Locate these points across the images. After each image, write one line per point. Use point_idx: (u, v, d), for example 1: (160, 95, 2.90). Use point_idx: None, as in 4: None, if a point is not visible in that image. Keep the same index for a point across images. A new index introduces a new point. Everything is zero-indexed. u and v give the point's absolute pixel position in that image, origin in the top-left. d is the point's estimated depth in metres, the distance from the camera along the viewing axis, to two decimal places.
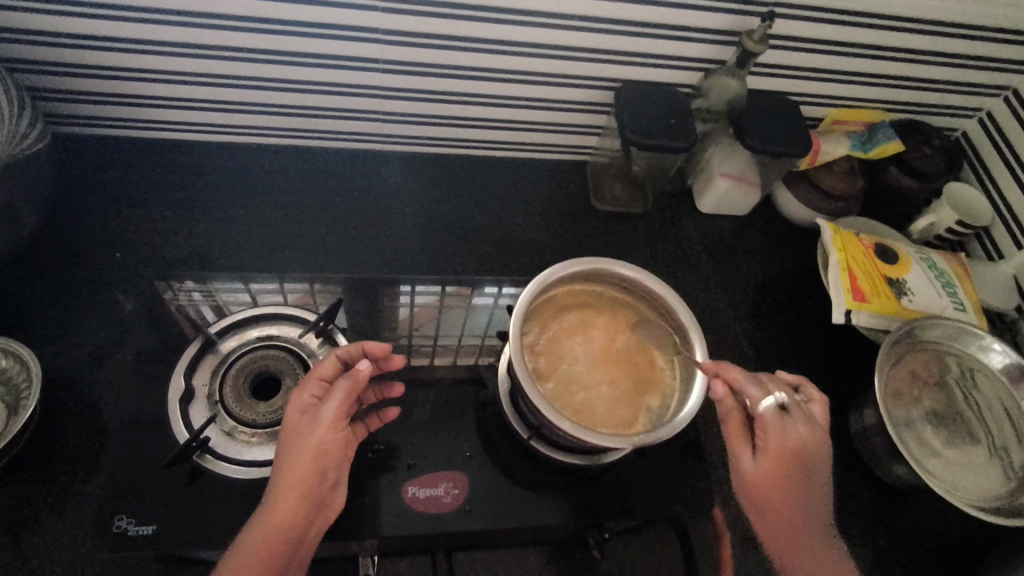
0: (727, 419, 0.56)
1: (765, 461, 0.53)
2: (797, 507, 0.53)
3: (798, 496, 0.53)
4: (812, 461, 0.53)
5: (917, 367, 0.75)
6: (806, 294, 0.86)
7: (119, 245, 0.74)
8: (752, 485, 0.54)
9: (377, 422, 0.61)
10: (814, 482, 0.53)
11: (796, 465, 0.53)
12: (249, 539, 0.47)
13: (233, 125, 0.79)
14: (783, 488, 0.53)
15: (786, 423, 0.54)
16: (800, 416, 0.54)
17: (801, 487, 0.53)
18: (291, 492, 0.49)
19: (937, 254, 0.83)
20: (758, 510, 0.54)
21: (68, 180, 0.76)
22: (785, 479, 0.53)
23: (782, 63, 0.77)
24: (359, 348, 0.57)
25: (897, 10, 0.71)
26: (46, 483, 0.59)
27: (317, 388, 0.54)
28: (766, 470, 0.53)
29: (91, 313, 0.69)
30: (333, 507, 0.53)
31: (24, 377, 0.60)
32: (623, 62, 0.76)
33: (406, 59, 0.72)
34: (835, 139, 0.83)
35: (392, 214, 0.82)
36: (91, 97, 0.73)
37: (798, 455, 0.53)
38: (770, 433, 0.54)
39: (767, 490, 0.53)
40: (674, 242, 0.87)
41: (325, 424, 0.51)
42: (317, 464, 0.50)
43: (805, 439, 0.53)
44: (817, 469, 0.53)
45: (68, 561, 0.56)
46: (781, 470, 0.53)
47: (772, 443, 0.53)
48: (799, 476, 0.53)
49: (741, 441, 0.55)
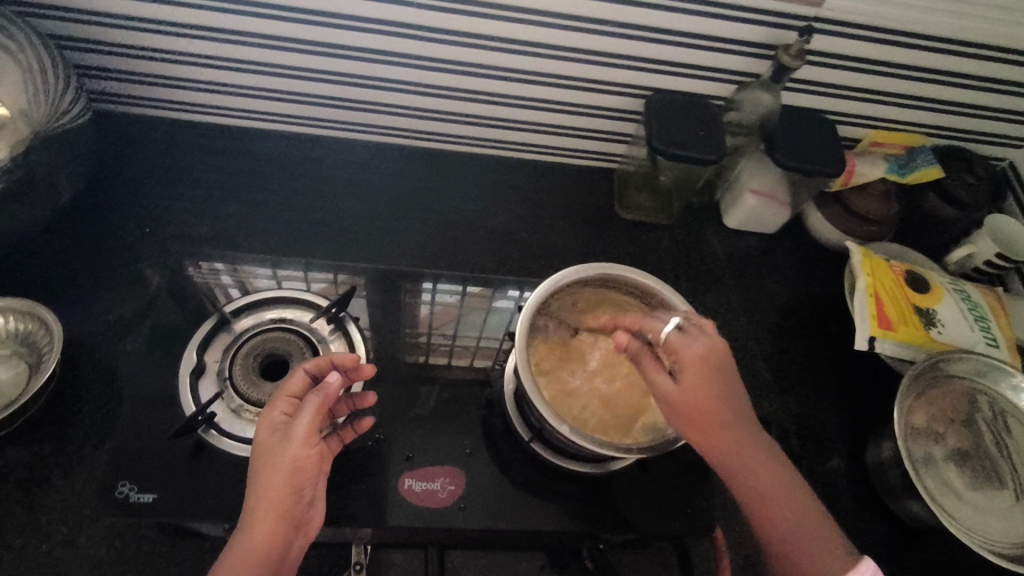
0: (640, 361, 0.54)
1: (685, 379, 0.51)
2: (731, 414, 0.51)
3: (725, 405, 0.51)
4: (724, 365, 0.52)
5: (941, 402, 0.72)
6: (830, 318, 0.84)
7: (150, 221, 0.76)
8: (677, 407, 0.51)
9: (351, 435, 0.59)
10: (734, 386, 0.52)
11: (714, 371, 0.52)
12: (228, 567, 0.47)
13: (268, 112, 0.81)
14: (711, 399, 0.51)
15: (691, 338, 0.53)
16: (701, 331, 0.54)
17: (724, 393, 0.51)
18: (268, 511, 0.49)
19: (972, 286, 0.80)
20: (688, 426, 0.51)
21: (108, 156, 0.79)
22: (708, 390, 0.51)
23: (819, 80, 0.75)
24: (327, 361, 0.57)
25: (943, 31, 0.69)
26: (59, 445, 0.61)
27: (288, 405, 0.54)
28: (690, 389, 0.51)
29: (117, 285, 0.71)
30: (311, 526, 0.53)
31: (46, 341, 0.62)
32: (656, 70, 0.75)
33: (441, 56, 0.73)
34: (871, 160, 0.81)
35: (416, 209, 0.83)
36: (135, 77, 0.75)
37: (712, 361, 0.52)
38: (681, 352, 0.52)
39: (696, 408, 0.51)
40: (696, 255, 0.86)
41: (298, 440, 0.51)
42: (293, 483, 0.50)
43: (712, 348, 0.52)
44: (731, 373, 0.52)
45: (72, 522, 0.58)
46: (700, 377, 0.51)
47: (686, 359, 0.52)
48: (718, 381, 0.52)
49: (659, 372, 0.53)
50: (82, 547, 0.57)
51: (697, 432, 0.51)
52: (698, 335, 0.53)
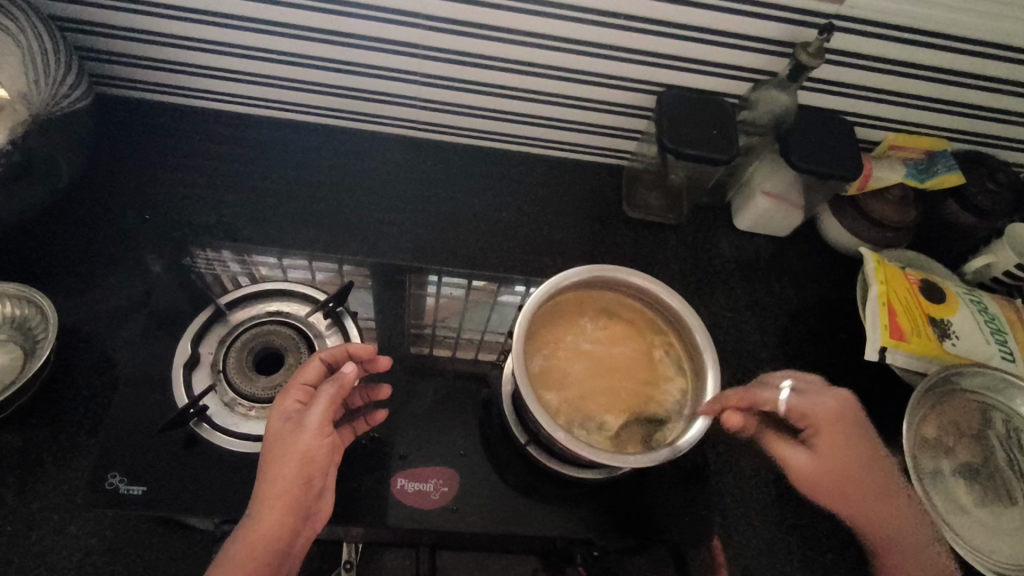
0: (764, 431, 0.61)
1: (820, 444, 0.59)
2: (849, 472, 0.58)
3: (857, 464, 0.59)
4: (855, 424, 0.59)
5: (951, 416, 0.70)
6: (840, 325, 0.82)
7: (151, 207, 0.75)
8: (809, 471, 0.59)
9: (363, 426, 0.60)
10: (864, 448, 0.59)
11: (844, 431, 0.59)
12: (232, 555, 0.47)
13: (273, 100, 0.80)
14: (843, 458, 0.58)
15: (818, 398, 0.60)
16: (823, 390, 0.61)
17: (854, 453, 0.59)
18: (275, 502, 0.49)
19: (989, 297, 0.78)
20: (833, 490, 0.59)
21: (110, 140, 0.78)
22: (843, 451, 0.58)
23: (838, 79, 0.73)
24: (343, 350, 0.57)
25: (969, 31, 0.66)
26: (52, 432, 0.61)
27: (302, 394, 0.53)
28: (825, 455, 0.58)
29: (116, 271, 0.71)
30: (317, 518, 0.53)
31: (41, 327, 0.61)
32: (668, 66, 0.73)
33: (448, 46, 0.71)
34: (890, 165, 0.78)
35: (421, 202, 0.81)
36: (138, 61, 0.74)
37: (841, 422, 0.59)
38: (812, 415, 0.59)
39: (834, 470, 0.58)
40: (705, 257, 0.84)
41: (310, 431, 0.51)
42: (302, 473, 0.50)
43: (847, 409, 0.60)
44: (863, 433, 0.60)
45: (62, 510, 0.58)
46: (836, 438, 0.58)
47: (815, 421, 0.59)
48: (847, 441, 0.59)
49: (791, 441, 0.60)
50: (72, 536, 0.57)
51: (837, 486, 0.59)
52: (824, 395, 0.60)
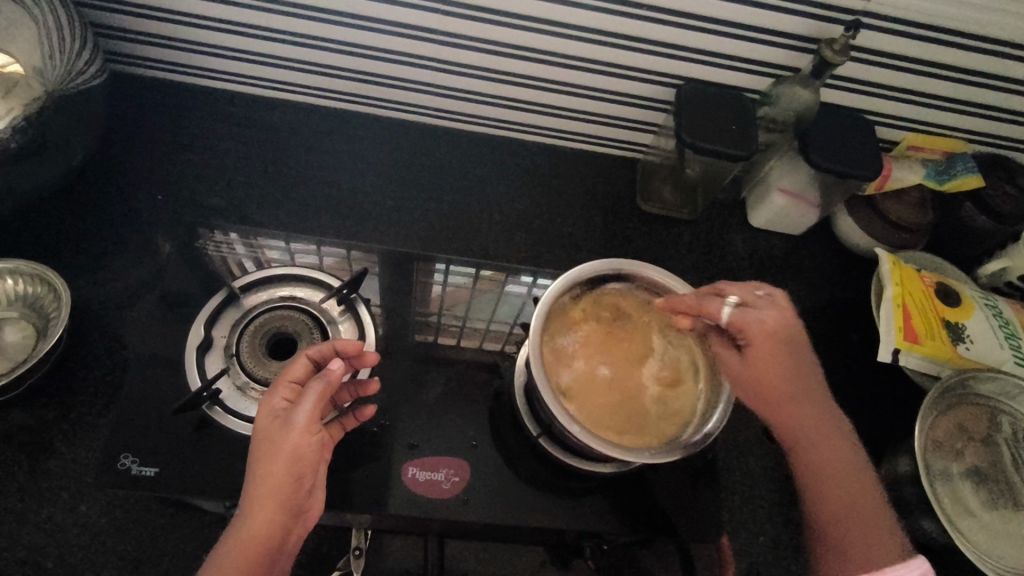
0: (709, 337, 0.58)
1: (752, 353, 0.54)
2: (783, 382, 0.54)
3: (790, 377, 0.54)
4: (791, 339, 0.54)
5: (961, 418, 0.70)
6: (852, 326, 0.81)
7: (163, 188, 0.75)
8: (737, 377, 0.56)
9: (353, 422, 0.58)
10: (801, 360, 0.55)
11: (780, 343, 0.54)
12: (223, 560, 0.46)
13: (286, 82, 0.79)
14: (774, 370, 0.54)
15: (759, 310, 0.55)
16: (768, 304, 0.56)
17: (789, 367, 0.54)
18: (266, 501, 0.48)
19: (1005, 302, 0.77)
20: (758, 399, 0.55)
21: (122, 119, 0.77)
22: (774, 363, 0.54)
23: (861, 78, 0.72)
24: (330, 346, 0.56)
25: (997, 32, 0.65)
26: (61, 411, 0.60)
27: (289, 391, 0.52)
28: (756, 364, 0.54)
29: (127, 252, 0.70)
30: (311, 515, 0.52)
31: (54, 306, 0.61)
32: (689, 59, 0.72)
33: (466, 33, 0.70)
34: (909, 166, 0.78)
35: (434, 191, 0.81)
36: (152, 40, 0.73)
37: (776, 336, 0.54)
38: (746, 327, 0.54)
39: (764, 380, 0.54)
40: (718, 253, 0.83)
41: (298, 428, 0.50)
42: (292, 472, 0.49)
43: (783, 321, 0.55)
44: (797, 346, 0.55)
45: (73, 490, 0.58)
46: (768, 353, 0.54)
47: (752, 333, 0.54)
48: (784, 360, 0.54)
49: (727, 349, 0.56)
50: (82, 515, 0.57)
51: (767, 396, 0.55)
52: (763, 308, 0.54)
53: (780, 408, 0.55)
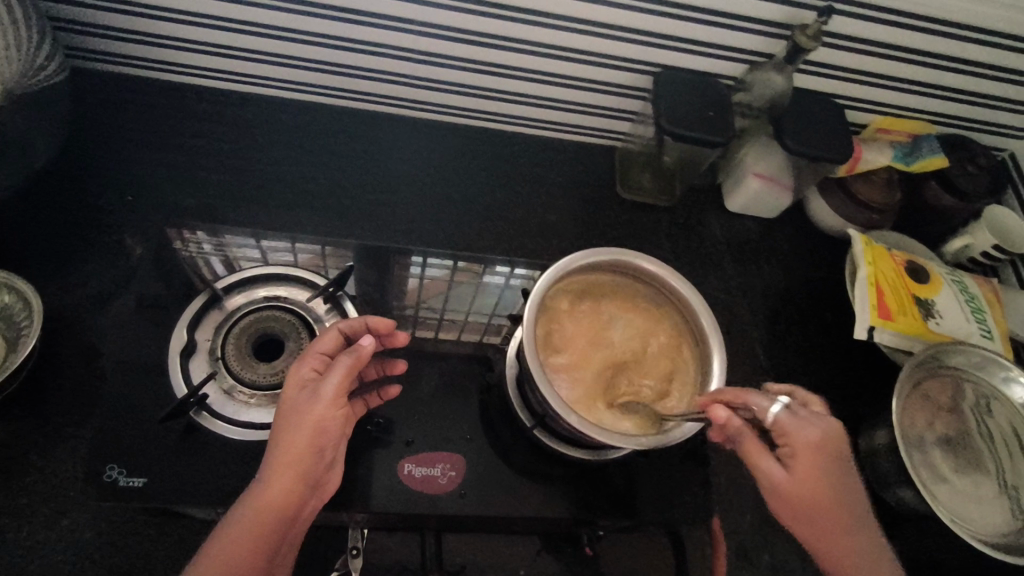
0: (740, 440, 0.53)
1: (798, 466, 0.51)
2: (830, 504, 0.51)
3: (840, 496, 0.51)
4: (841, 457, 0.51)
5: (932, 391, 0.72)
6: (827, 306, 0.84)
7: (131, 188, 0.72)
8: (783, 493, 0.51)
9: (377, 400, 0.60)
10: (849, 480, 0.51)
11: (830, 462, 0.51)
12: (234, 525, 0.46)
13: (255, 75, 0.77)
14: (823, 488, 0.50)
15: (806, 421, 0.52)
16: (813, 412, 0.53)
17: (840, 485, 0.51)
18: (286, 470, 0.47)
19: (969, 277, 0.80)
20: (803, 516, 0.51)
21: (83, 117, 0.74)
22: (824, 484, 0.50)
23: (832, 63, 0.73)
24: (362, 323, 0.55)
25: (961, 17, 0.67)
26: (37, 424, 0.58)
27: (319, 362, 0.52)
28: (804, 478, 0.50)
29: (97, 256, 0.68)
30: (326, 489, 0.51)
31: (24, 315, 0.59)
32: (665, 46, 0.72)
33: (441, 22, 0.69)
34: (878, 148, 0.80)
35: (411, 183, 0.80)
36: (112, 33, 0.70)
37: (825, 452, 0.51)
38: (794, 436, 0.51)
39: (811, 494, 0.50)
40: (697, 238, 0.85)
41: (325, 400, 0.49)
42: (313, 443, 0.48)
43: (834, 436, 0.52)
44: (846, 463, 0.51)
45: (55, 504, 0.56)
46: (815, 467, 0.50)
47: (800, 445, 0.51)
48: (831, 477, 0.51)
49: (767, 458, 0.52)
50: (67, 530, 0.55)
51: (812, 514, 0.51)
52: (813, 416, 0.52)
53: (817, 525, 0.51)
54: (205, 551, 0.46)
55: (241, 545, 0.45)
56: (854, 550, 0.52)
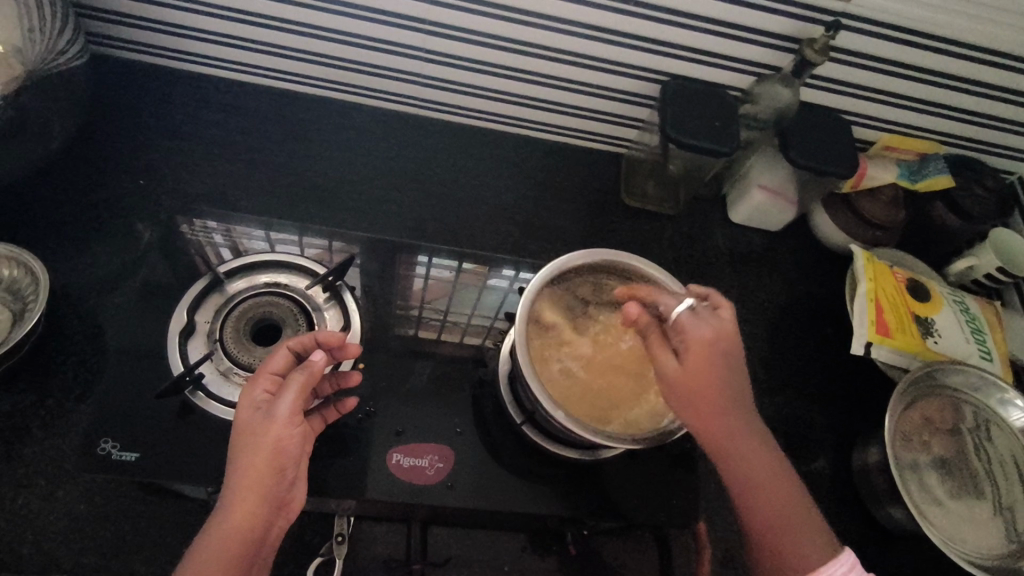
0: (646, 334, 0.53)
1: (689, 359, 0.50)
2: (720, 396, 0.49)
3: (728, 390, 0.49)
4: (733, 351, 0.50)
5: (928, 410, 0.72)
6: (827, 321, 0.84)
7: (144, 173, 0.74)
8: (672, 386, 0.50)
9: (335, 414, 0.58)
10: (738, 373, 0.50)
11: (721, 354, 0.50)
12: (201, 552, 0.46)
13: (271, 69, 0.78)
14: (711, 381, 0.49)
15: (703, 318, 0.51)
16: (714, 315, 0.52)
17: (728, 378, 0.50)
18: (249, 494, 0.48)
19: (971, 298, 0.80)
20: (691, 411, 0.49)
21: (102, 103, 0.76)
22: (710, 376, 0.49)
23: (839, 78, 0.74)
24: (312, 339, 0.56)
25: (969, 37, 0.67)
26: (40, 396, 0.60)
27: (270, 383, 0.52)
28: (694, 369, 0.49)
29: (108, 236, 0.69)
30: (291, 507, 0.52)
31: (31, 290, 0.60)
32: (674, 55, 0.73)
33: (454, 23, 0.70)
34: (883, 165, 0.80)
35: (418, 179, 0.81)
36: (135, 22, 0.72)
37: (716, 346, 0.50)
38: (687, 332, 0.51)
39: (700, 388, 0.49)
40: (699, 248, 0.85)
41: (280, 420, 0.50)
42: (273, 465, 0.49)
43: (725, 333, 0.51)
44: (736, 362, 0.50)
45: (51, 476, 0.57)
46: (705, 360, 0.49)
47: (692, 341, 0.50)
48: (721, 371, 0.50)
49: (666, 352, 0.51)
50: (61, 501, 0.56)
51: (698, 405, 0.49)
52: (712, 315, 0.51)
53: (700, 417, 0.49)
54: None
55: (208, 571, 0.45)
56: (744, 451, 0.49)
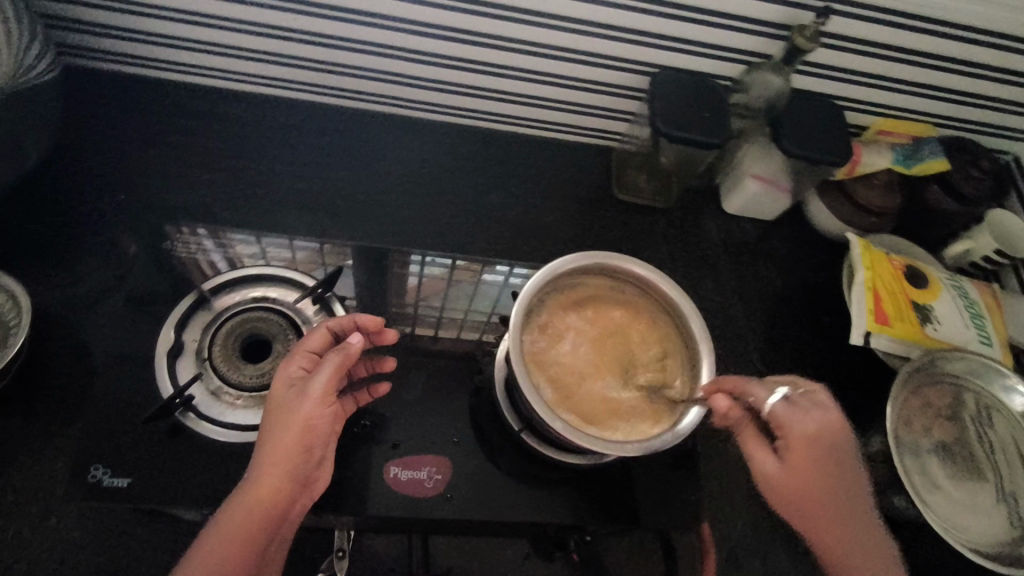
0: (740, 430, 0.54)
1: (790, 457, 0.51)
2: (819, 495, 0.51)
3: (834, 492, 0.51)
4: (833, 447, 0.52)
5: (929, 396, 0.72)
6: (824, 310, 0.83)
7: (124, 187, 0.72)
8: (789, 480, 0.51)
9: (367, 397, 0.60)
10: (847, 467, 0.52)
11: (823, 451, 0.51)
12: (228, 520, 0.46)
13: (249, 74, 0.76)
14: (815, 478, 0.51)
15: (806, 412, 0.52)
16: (814, 405, 0.53)
17: (835, 480, 0.51)
18: (274, 470, 0.48)
19: (969, 282, 0.79)
20: (801, 509, 0.51)
21: (77, 116, 0.74)
22: (815, 471, 0.51)
23: (831, 63, 0.72)
24: (351, 321, 0.55)
25: (961, 18, 0.66)
26: (26, 422, 0.58)
27: (306, 361, 0.52)
28: (796, 469, 0.51)
29: (88, 254, 0.68)
30: (316, 487, 0.52)
31: (12, 313, 0.59)
32: (663, 46, 0.71)
33: (436, 22, 0.68)
34: (878, 150, 0.79)
35: (405, 182, 0.79)
36: (107, 31, 0.70)
37: (817, 442, 0.51)
38: (789, 428, 0.52)
39: (807, 483, 0.51)
40: (693, 240, 0.84)
41: (313, 398, 0.50)
42: (303, 441, 0.49)
43: (837, 424, 0.52)
44: (841, 456, 0.52)
45: (41, 504, 0.56)
46: (804, 463, 0.51)
47: (795, 439, 0.51)
48: (826, 467, 0.51)
49: (763, 449, 0.53)
50: (53, 529, 0.55)
51: (801, 499, 0.51)
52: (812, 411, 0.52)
53: (817, 522, 0.52)
54: (194, 549, 0.46)
55: (231, 544, 0.45)
56: (849, 541, 0.52)
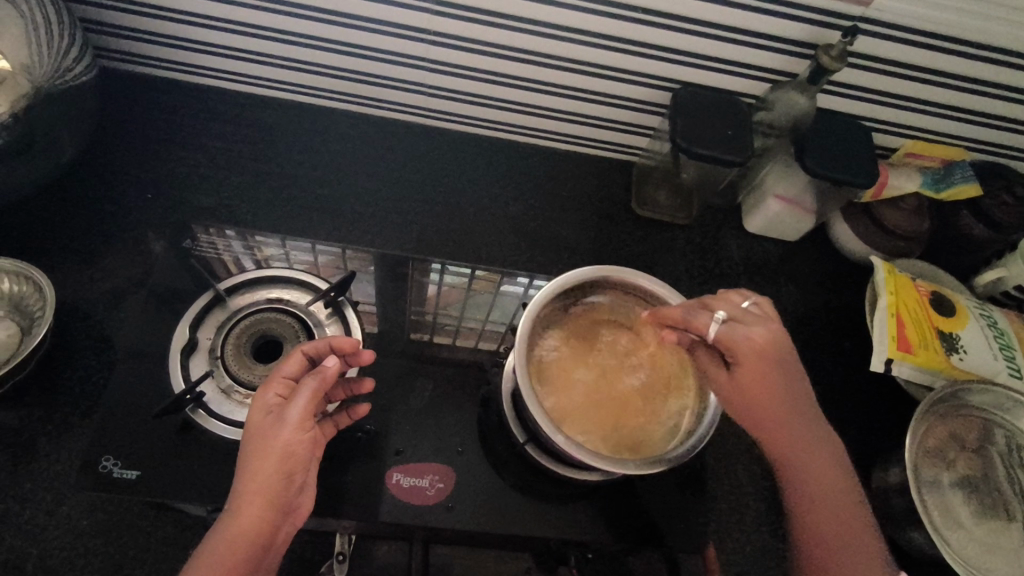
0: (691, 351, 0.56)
1: (741, 372, 0.53)
2: (786, 426, 0.53)
3: (796, 417, 0.53)
4: (783, 359, 0.52)
5: (954, 429, 0.69)
6: (846, 335, 0.81)
7: (153, 186, 0.74)
8: (728, 398, 0.54)
9: (346, 421, 0.58)
10: (799, 390, 0.53)
11: (768, 362, 0.52)
12: (212, 548, 0.47)
13: (279, 82, 0.78)
14: (765, 391, 0.52)
15: (747, 325, 0.53)
16: (755, 321, 0.53)
17: (794, 403, 0.53)
18: (256, 496, 0.48)
19: (1000, 312, 0.76)
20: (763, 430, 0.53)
21: (112, 117, 0.77)
22: (768, 386, 0.52)
23: (857, 83, 0.71)
24: (326, 344, 0.55)
25: (995, 40, 0.64)
26: (46, 411, 0.60)
27: (282, 387, 0.52)
28: (747, 384, 0.52)
29: (115, 250, 0.70)
30: (300, 513, 0.52)
31: (39, 305, 0.61)
32: (686, 63, 0.71)
33: (461, 34, 0.69)
34: (907, 174, 0.76)
35: (425, 191, 0.80)
36: (144, 36, 0.73)
37: (767, 351, 0.52)
38: (735, 345, 0.52)
39: (752, 400, 0.53)
40: (712, 258, 0.83)
41: (291, 426, 0.50)
42: (282, 468, 0.49)
43: (777, 337, 0.53)
44: (794, 369, 0.53)
45: (54, 491, 0.57)
46: (761, 378, 0.52)
47: (742, 351, 0.52)
48: (780, 391, 0.53)
49: (716, 364, 0.55)
50: (63, 517, 0.57)
51: (754, 412, 0.53)
52: (751, 326, 0.52)
53: (759, 423, 0.53)
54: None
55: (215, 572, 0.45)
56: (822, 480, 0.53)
